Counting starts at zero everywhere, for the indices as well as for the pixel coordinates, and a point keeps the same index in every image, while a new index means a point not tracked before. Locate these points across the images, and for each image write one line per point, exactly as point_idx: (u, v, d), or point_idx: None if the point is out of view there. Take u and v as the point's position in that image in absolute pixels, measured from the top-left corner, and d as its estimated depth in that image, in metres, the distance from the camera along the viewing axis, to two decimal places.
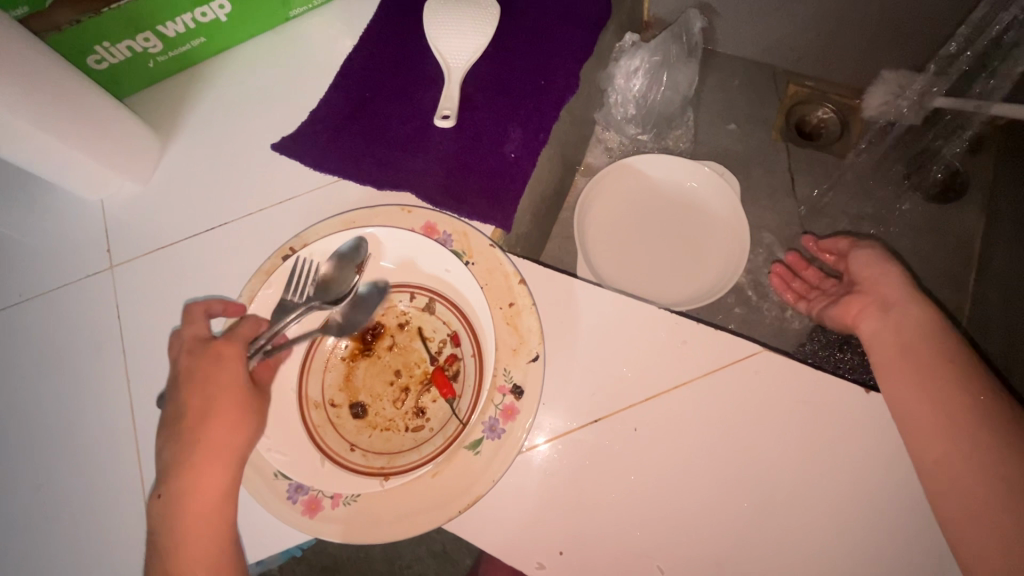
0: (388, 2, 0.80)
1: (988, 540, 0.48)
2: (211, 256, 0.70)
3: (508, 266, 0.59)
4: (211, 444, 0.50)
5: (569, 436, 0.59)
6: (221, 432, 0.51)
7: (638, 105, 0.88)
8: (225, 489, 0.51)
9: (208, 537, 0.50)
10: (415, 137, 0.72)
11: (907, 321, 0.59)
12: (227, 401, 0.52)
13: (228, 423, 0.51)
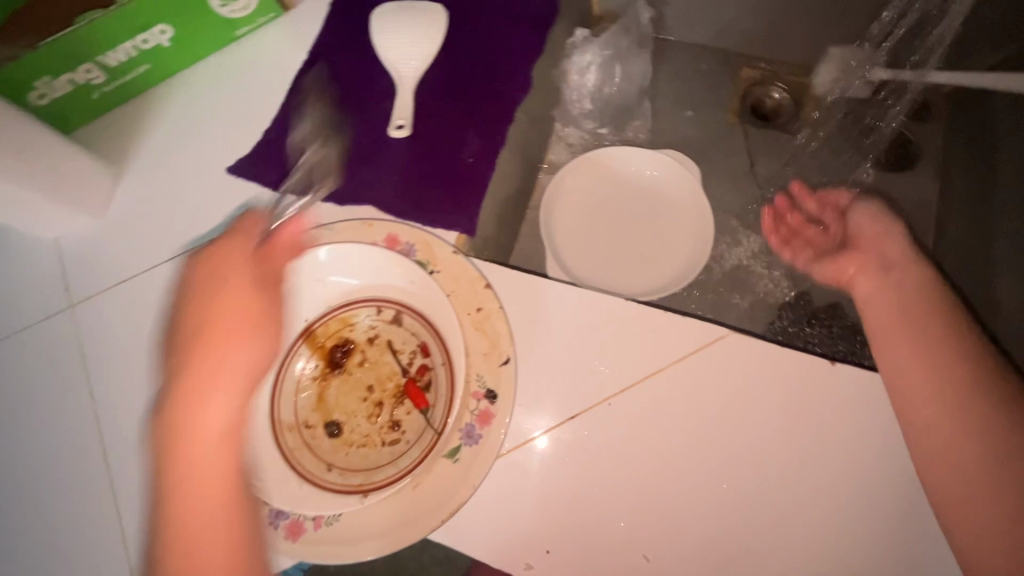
0: (335, 16, 0.79)
1: None
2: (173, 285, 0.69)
3: (473, 272, 0.60)
4: (207, 377, 0.47)
5: (565, 426, 0.60)
6: (220, 363, 0.48)
7: (594, 99, 0.88)
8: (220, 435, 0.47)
9: (208, 496, 0.46)
10: (371, 149, 0.71)
11: (906, 280, 0.62)
12: (226, 323, 0.49)
13: (229, 348, 0.49)
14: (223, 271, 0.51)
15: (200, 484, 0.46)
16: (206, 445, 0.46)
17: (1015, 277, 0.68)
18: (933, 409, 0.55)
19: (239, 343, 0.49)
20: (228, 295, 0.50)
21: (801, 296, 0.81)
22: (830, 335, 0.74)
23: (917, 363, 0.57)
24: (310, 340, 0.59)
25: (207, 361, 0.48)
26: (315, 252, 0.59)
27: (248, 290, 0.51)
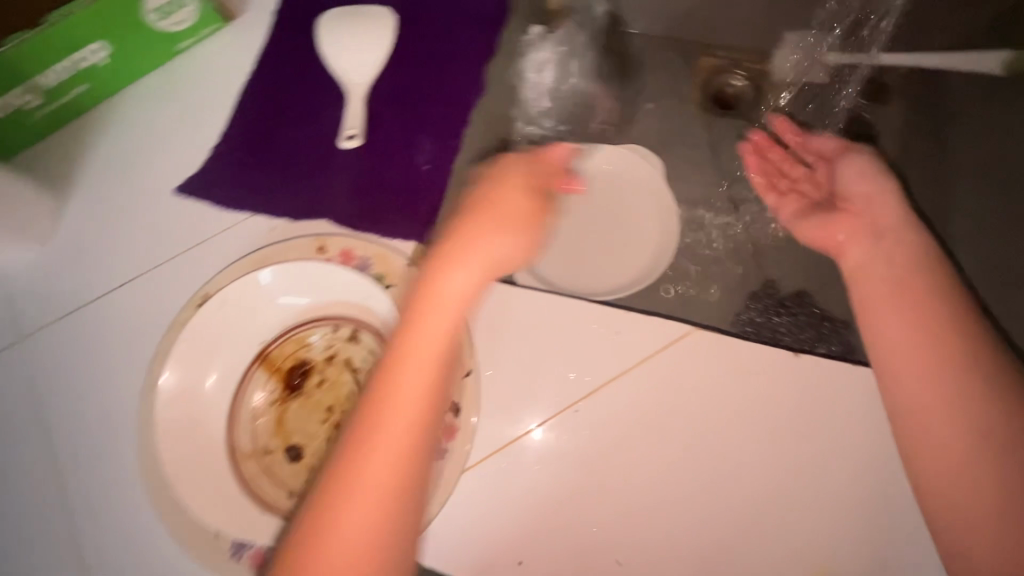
0: (281, 26, 0.77)
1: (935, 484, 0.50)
2: (127, 313, 0.66)
3: (433, 284, 0.59)
4: (467, 271, 0.55)
5: (562, 416, 0.60)
6: (463, 263, 0.55)
7: (551, 96, 0.84)
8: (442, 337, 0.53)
9: (435, 390, 0.51)
10: (325, 160, 0.70)
11: (896, 249, 0.59)
12: (507, 225, 0.58)
13: (496, 246, 0.56)
14: (506, 189, 0.59)
15: (425, 380, 0.51)
16: (450, 335, 0.53)
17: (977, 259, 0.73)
18: (924, 399, 0.53)
19: (501, 240, 0.57)
20: (505, 207, 0.58)
21: (770, 284, 0.79)
22: (798, 322, 0.76)
23: (905, 352, 0.54)
24: (266, 363, 0.58)
25: (466, 258, 0.56)
26: (257, 274, 0.57)
27: (524, 207, 0.58)
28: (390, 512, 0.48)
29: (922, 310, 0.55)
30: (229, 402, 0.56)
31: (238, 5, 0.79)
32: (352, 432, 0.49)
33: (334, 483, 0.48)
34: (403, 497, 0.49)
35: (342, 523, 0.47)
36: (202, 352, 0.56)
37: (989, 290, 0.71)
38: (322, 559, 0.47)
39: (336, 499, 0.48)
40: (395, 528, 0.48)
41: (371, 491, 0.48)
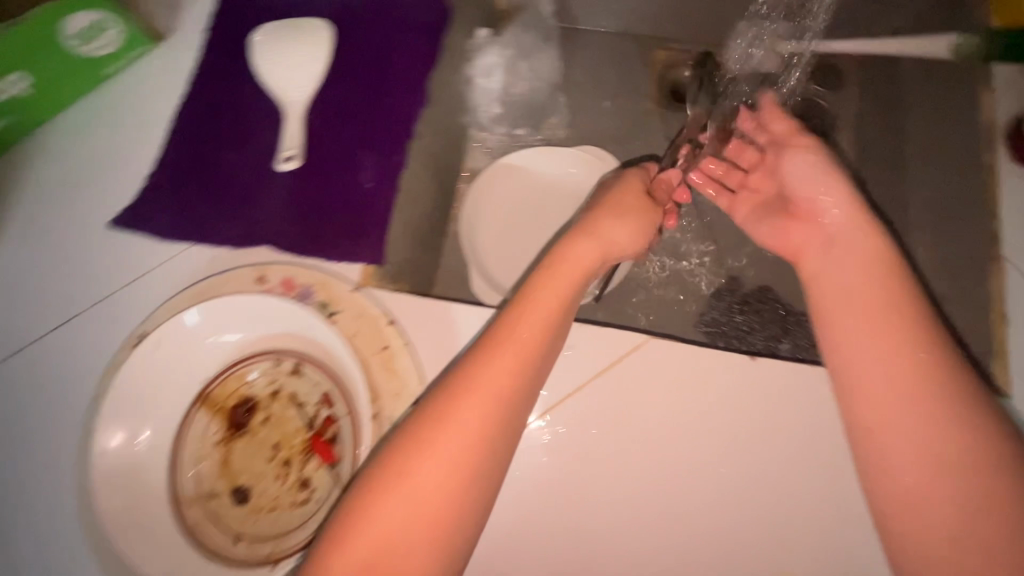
0: (212, 44, 0.74)
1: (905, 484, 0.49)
2: (48, 359, 0.61)
3: (375, 309, 0.58)
4: (597, 245, 0.61)
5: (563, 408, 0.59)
6: (594, 237, 0.61)
7: (504, 101, 0.85)
8: (561, 307, 0.56)
9: (529, 359, 0.52)
10: (262, 184, 0.67)
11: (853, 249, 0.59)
12: (634, 221, 0.64)
13: (622, 229, 0.63)
14: (627, 183, 0.68)
15: (526, 344, 0.53)
16: (554, 311, 0.55)
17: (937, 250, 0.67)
18: (874, 398, 0.53)
19: (625, 224, 0.63)
20: (626, 199, 0.65)
21: (732, 281, 0.80)
22: (765, 320, 0.73)
23: (857, 354, 0.54)
24: (208, 403, 0.56)
25: (598, 235, 0.61)
26: (183, 315, 0.55)
27: (640, 197, 0.66)
28: (467, 470, 0.48)
29: (867, 310, 0.55)
30: (171, 448, 0.54)
31: (168, 26, 0.76)
32: (449, 385, 0.50)
33: (419, 430, 0.49)
34: (478, 456, 0.48)
35: (417, 471, 0.47)
36: (137, 398, 0.53)
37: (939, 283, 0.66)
38: (390, 502, 0.46)
39: (416, 443, 0.48)
40: (467, 487, 0.48)
41: (452, 442, 0.48)
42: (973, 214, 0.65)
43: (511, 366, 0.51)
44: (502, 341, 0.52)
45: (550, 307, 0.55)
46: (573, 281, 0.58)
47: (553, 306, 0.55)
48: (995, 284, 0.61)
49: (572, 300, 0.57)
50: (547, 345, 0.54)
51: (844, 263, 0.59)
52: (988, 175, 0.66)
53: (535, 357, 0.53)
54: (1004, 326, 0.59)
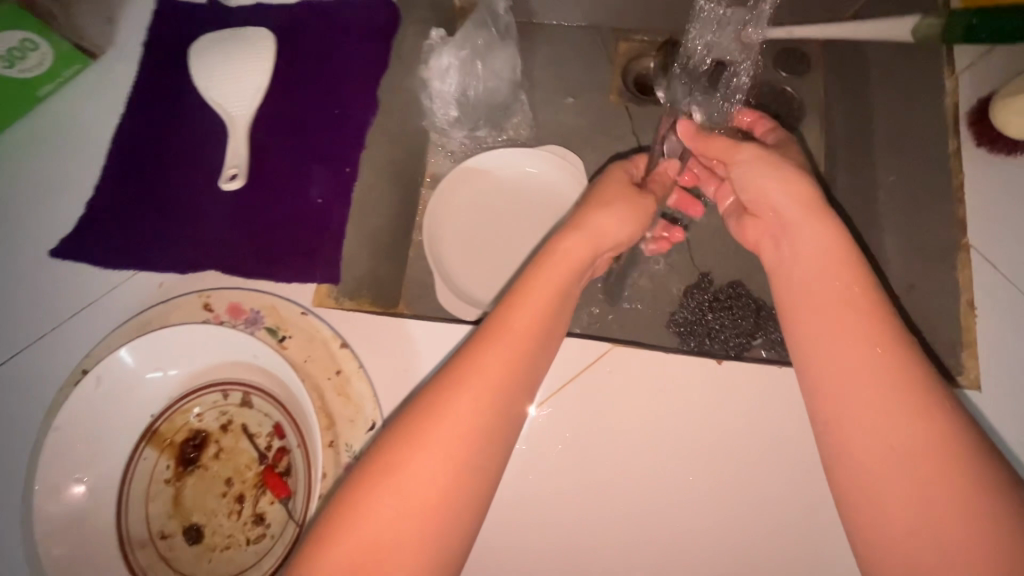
0: (151, 59, 0.71)
1: (891, 512, 0.42)
2: None
3: (327, 331, 0.57)
4: (588, 238, 0.53)
5: (556, 398, 0.59)
6: (584, 231, 0.54)
7: (460, 104, 0.78)
8: (559, 296, 0.49)
9: (527, 353, 0.46)
10: (207, 206, 0.64)
11: (802, 243, 0.53)
12: (627, 206, 0.57)
13: (614, 221, 0.55)
14: (610, 176, 0.62)
15: (524, 332, 0.46)
16: (553, 298, 0.49)
17: (902, 236, 0.66)
18: (853, 415, 0.45)
19: (617, 215, 0.56)
20: (612, 190, 0.59)
21: (705, 277, 0.76)
22: (737, 318, 0.71)
23: (834, 360, 0.47)
24: (156, 439, 0.57)
25: (589, 227, 0.54)
26: (120, 355, 0.55)
27: (630, 188, 0.59)
28: (464, 470, 0.41)
29: (839, 312, 0.48)
30: (119, 486, 0.54)
31: (106, 43, 0.72)
32: (441, 377, 0.44)
33: (408, 425, 0.42)
34: (474, 455, 0.42)
35: (406, 469, 0.40)
36: (81, 441, 0.54)
37: (901, 271, 0.65)
38: (375, 503, 0.39)
39: (404, 438, 0.41)
40: (462, 490, 0.41)
41: (445, 437, 0.41)
42: (941, 199, 0.63)
43: (511, 357, 0.45)
44: (498, 329, 0.46)
45: (549, 293, 0.48)
46: (571, 269, 0.51)
47: (552, 293, 0.49)
48: (965, 272, 0.60)
49: (570, 292, 0.51)
50: (546, 336, 0.48)
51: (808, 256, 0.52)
52: (955, 157, 0.63)
53: (534, 348, 0.46)
54: (974, 316, 0.58)
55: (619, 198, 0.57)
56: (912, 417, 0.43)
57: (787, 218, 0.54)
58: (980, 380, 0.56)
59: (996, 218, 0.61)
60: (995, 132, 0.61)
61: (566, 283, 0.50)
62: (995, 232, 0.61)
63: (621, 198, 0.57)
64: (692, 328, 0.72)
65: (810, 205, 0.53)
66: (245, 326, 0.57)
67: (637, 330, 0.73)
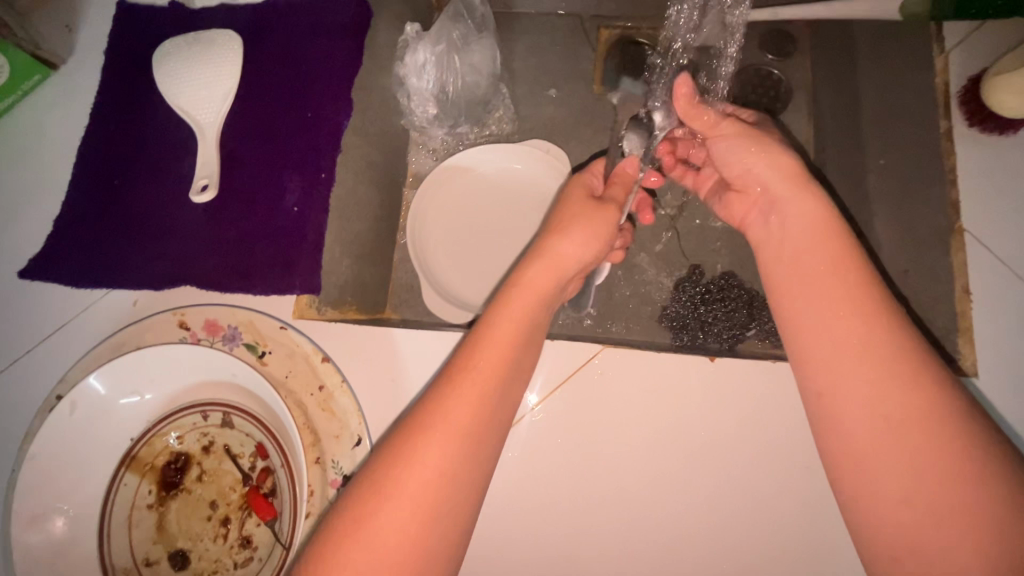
0: (113, 66, 0.68)
1: (891, 510, 0.41)
2: None
3: (308, 346, 0.56)
4: (550, 265, 0.52)
5: (552, 399, 0.58)
6: (545, 259, 0.52)
7: (440, 102, 0.73)
8: (524, 328, 0.48)
9: (495, 386, 0.44)
10: (178, 219, 0.62)
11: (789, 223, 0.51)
12: (588, 224, 0.56)
13: (577, 243, 0.54)
14: (569, 193, 0.60)
15: (491, 368, 0.45)
16: (519, 332, 0.48)
17: (894, 220, 0.63)
18: (849, 400, 0.43)
19: (581, 234, 0.54)
20: (572, 211, 0.57)
21: (697, 269, 0.74)
22: (730, 311, 0.69)
23: (828, 354, 0.45)
24: (136, 464, 0.56)
25: (551, 253, 0.53)
26: (90, 383, 0.54)
27: (592, 203, 0.57)
28: (436, 517, 0.40)
29: (834, 290, 0.46)
30: (100, 515, 0.54)
31: (67, 53, 0.70)
32: (407, 423, 0.42)
33: (375, 476, 0.41)
34: (445, 501, 0.41)
35: (375, 521, 0.39)
36: (56, 471, 0.53)
37: (894, 258, 0.62)
38: (346, 559, 0.38)
39: (372, 489, 0.40)
40: (435, 537, 0.40)
41: (415, 486, 0.40)
42: (932, 180, 0.62)
43: (479, 391, 0.44)
44: (463, 368, 0.44)
45: (514, 327, 0.47)
46: (535, 301, 0.50)
47: (517, 326, 0.47)
48: (959, 256, 0.58)
49: (535, 324, 0.50)
50: (515, 365, 0.47)
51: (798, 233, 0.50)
52: (946, 138, 0.62)
53: (502, 383, 0.45)
54: (969, 301, 0.57)
55: (577, 220, 0.55)
56: (915, 394, 0.41)
57: (775, 193, 0.53)
58: (978, 367, 0.55)
59: (989, 199, 0.60)
60: (988, 109, 0.59)
61: (529, 315, 0.49)
62: (990, 214, 0.59)
63: (576, 217, 0.56)
64: (687, 322, 0.70)
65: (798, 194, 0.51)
66: (226, 344, 0.56)
67: (630, 326, 0.71)
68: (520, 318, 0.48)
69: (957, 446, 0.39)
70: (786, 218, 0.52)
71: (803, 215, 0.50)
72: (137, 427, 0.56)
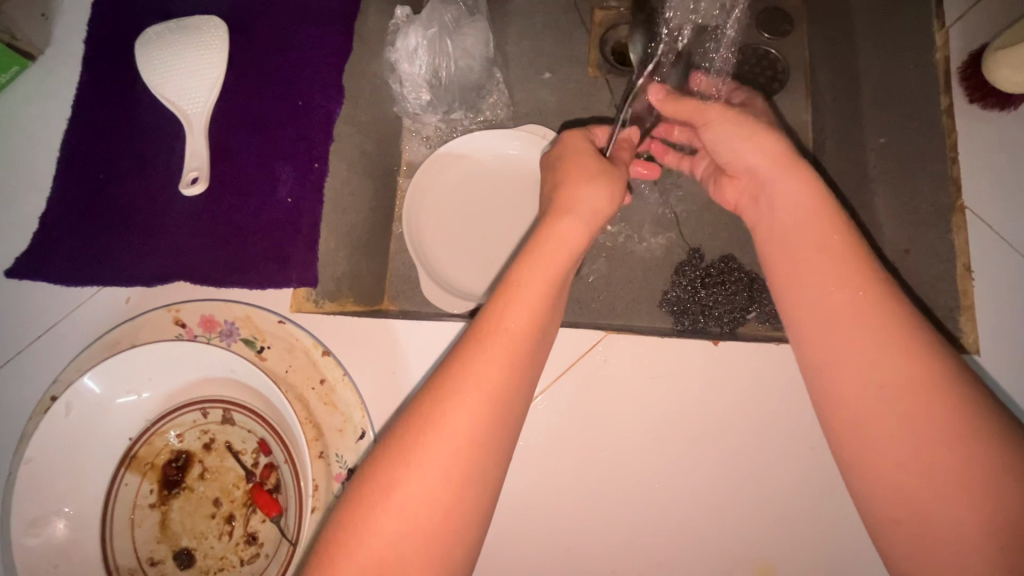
0: (94, 56, 0.66)
1: (897, 496, 0.39)
2: None
3: (306, 339, 0.55)
4: (580, 219, 0.50)
5: (555, 388, 0.58)
6: (575, 215, 0.50)
7: (432, 88, 0.71)
8: (554, 287, 0.45)
9: (523, 350, 0.42)
10: (166, 213, 0.60)
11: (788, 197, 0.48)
12: (602, 178, 0.54)
13: (597, 198, 0.52)
14: (574, 150, 0.58)
15: (520, 329, 0.43)
16: (548, 290, 0.45)
17: (894, 200, 0.63)
18: (851, 369, 0.41)
19: (603, 189, 0.52)
20: (589, 163, 0.55)
21: (696, 252, 0.73)
22: (731, 293, 0.69)
23: (829, 335, 0.43)
24: (136, 463, 0.56)
25: (579, 208, 0.51)
26: (84, 384, 0.53)
27: (605, 163, 0.55)
28: (468, 479, 0.39)
29: (824, 264, 0.45)
30: (101, 516, 0.53)
31: (45, 44, 0.68)
32: (435, 384, 0.41)
33: (404, 438, 0.39)
34: (475, 466, 0.39)
35: (404, 488, 0.38)
36: (54, 474, 0.52)
37: (895, 239, 0.63)
38: (375, 526, 0.37)
39: (400, 456, 0.39)
40: (465, 502, 0.39)
41: (443, 451, 0.38)
42: (934, 156, 0.60)
43: (507, 354, 0.42)
44: (493, 327, 0.42)
45: (543, 284, 0.45)
46: (563, 257, 0.47)
47: (546, 284, 0.45)
48: (960, 234, 0.57)
49: (563, 282, 0.47)
50: (543, 330, 0.44)
51: (788, 213, 0.48)
52: (947, 114, 0.61)
53: (530, 345, 0.43)
54: (970, 279, 0.56)
55: (579, 175, 0.54)
56: (906, 362, 0.39)
57: (762, 175, 0.51)
58: (980, 343, 0.55)
59: (990, 176, 0.59)
60: (990, 87, 0.58)
61: (559, 270, 0.46)
62: (993, 190, 0.58)
63: (583, 167, 0.55)
64: (686, 307, 0.70)
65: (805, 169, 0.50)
66: (222, 338, 0.55)
67: (629, 313, 0.71)
68: (549, 272, 0.45)
69: (960, 416, 0.37)
70: (772, 195, 0.51)
71: (797, 195, 0.48)
72: (134, 427, 0.56)
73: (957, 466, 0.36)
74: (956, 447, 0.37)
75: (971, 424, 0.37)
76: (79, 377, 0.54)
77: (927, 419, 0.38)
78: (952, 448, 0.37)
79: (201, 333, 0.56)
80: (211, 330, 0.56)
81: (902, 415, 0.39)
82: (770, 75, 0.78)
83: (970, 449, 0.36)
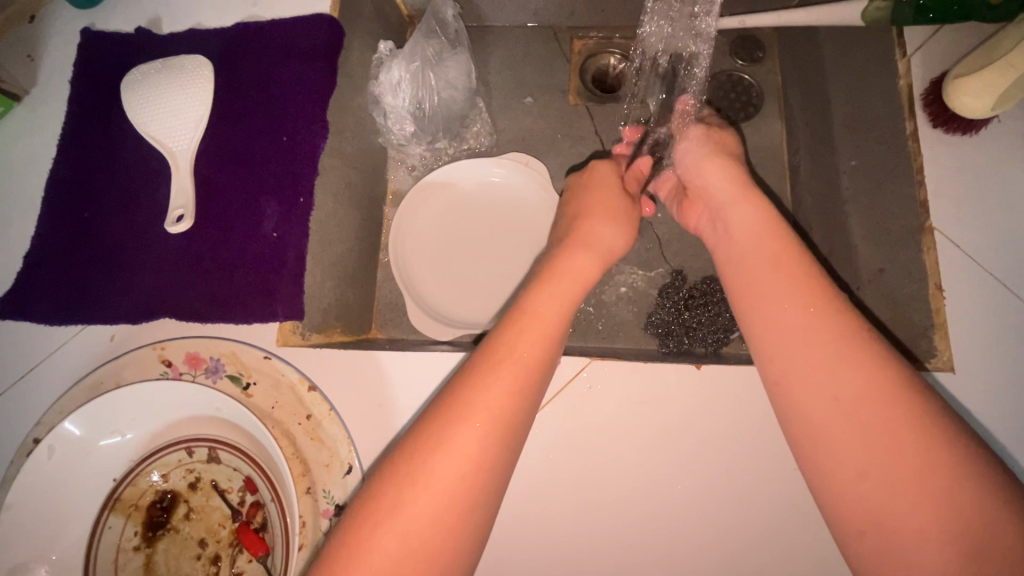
0: (81, 96, 0.66)
1: (852, 518, 0.39)
2: None
3: (293, 375, 0.56)
4: (598, 255, 0.54)
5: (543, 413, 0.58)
6: (588, 252, 0.54)
7: (416, 119, 0.73)
8: (567, 317, 0.48)
9: (532, 380, 0.43)
10: (150, 249, 0.60)
11: (748, 222, 0.53)
12: (604, 214, 0.58)
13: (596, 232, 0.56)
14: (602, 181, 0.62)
15: (531, 357, 0.44)
16: (560, 320, 0.47)
17: (866, 217, 0.65)
18: (819, 397, 0.42)
19: (612, 231, 0.57)
20: (602, 201, 0.59)
21: (678, 274, 0.75)
22: (714, 315, 0.70)
23: (792, 367, 0.44)
24: (120, 506, 0.55)
25: (577, 246, 0.54)
26: (66, 428, 0.53)
27: (616, 202, 0.60)
28: (472, 504, 0.39)
29: (785, 291, 0.47)
30: (84, 560, 0.53)
31: (32, 85, 0.69)
32: (442, 406, 0.41)
33: (409, 459, 0.39)
34: (479, 489, 0.39)
35: (408, 508, 0.38)
36: (39, 520, 0.52)
37: (870, 257, 0.64)
38: (376, 544, 0.37)
39: (406, 474, 0.39)
40: (466, 524, 0.38)
41: (450, 473, 0.39)
42: (902, 180, 0.62)
43: (518, 382, 0.42)
44: (504, 353, 0.43)
45: (555, 314, 0.46)
46: (576, 288, 0.49)
47: (559, 314, 0.47)
48: (930, 254, 0.58)
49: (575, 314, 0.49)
50: (550, 362, 0.45)
51: (743, 235, 0.53)
52: (913, 140, 0.62)
53: (539, 376, 0.44)
54: (943, 297, 0.57)
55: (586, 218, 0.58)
56: (872, 383, 0.40)
57: (723, 205, 0.56)
58: (953, 361, 0.56)
59: (960, 196, 0.60)
60: (950, 113, 0.60)
61: (571, 299, 0.48)
62: (965, 212, 0.59)
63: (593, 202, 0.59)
64: (672, 329, 0.71)
65: (740, 192, 0.56)
66: (207, 373, 0.56)
67: (618, 339, 0.72)
68: (555, 302, 0.47)
69: (930, 442, 0.37)
70: (731, 225, 0.54)
71: (748, 220, 0.53)
72: (117, 470, 0.55)
73: (934, 493, 0.36)
74: (931, 473, 0.36)
75: (944, 453, 0.37)
76: (61, 420, 0.54)
77: (894, 439, 0.38)
78: (932, 474, 0.36)
79: (186, 369, 0.56)
80: (196, 367, 0.56)
81: (862, 436, 0.39)
82: (747, 96, 0.83)
83: (938, 477, 0.36)
